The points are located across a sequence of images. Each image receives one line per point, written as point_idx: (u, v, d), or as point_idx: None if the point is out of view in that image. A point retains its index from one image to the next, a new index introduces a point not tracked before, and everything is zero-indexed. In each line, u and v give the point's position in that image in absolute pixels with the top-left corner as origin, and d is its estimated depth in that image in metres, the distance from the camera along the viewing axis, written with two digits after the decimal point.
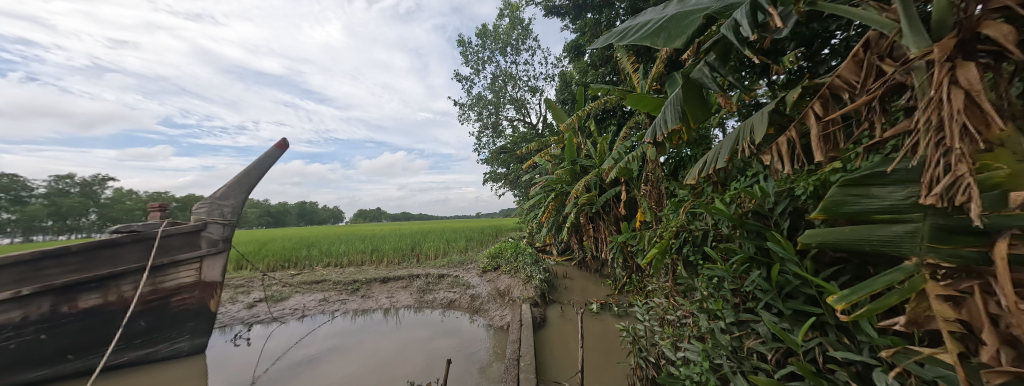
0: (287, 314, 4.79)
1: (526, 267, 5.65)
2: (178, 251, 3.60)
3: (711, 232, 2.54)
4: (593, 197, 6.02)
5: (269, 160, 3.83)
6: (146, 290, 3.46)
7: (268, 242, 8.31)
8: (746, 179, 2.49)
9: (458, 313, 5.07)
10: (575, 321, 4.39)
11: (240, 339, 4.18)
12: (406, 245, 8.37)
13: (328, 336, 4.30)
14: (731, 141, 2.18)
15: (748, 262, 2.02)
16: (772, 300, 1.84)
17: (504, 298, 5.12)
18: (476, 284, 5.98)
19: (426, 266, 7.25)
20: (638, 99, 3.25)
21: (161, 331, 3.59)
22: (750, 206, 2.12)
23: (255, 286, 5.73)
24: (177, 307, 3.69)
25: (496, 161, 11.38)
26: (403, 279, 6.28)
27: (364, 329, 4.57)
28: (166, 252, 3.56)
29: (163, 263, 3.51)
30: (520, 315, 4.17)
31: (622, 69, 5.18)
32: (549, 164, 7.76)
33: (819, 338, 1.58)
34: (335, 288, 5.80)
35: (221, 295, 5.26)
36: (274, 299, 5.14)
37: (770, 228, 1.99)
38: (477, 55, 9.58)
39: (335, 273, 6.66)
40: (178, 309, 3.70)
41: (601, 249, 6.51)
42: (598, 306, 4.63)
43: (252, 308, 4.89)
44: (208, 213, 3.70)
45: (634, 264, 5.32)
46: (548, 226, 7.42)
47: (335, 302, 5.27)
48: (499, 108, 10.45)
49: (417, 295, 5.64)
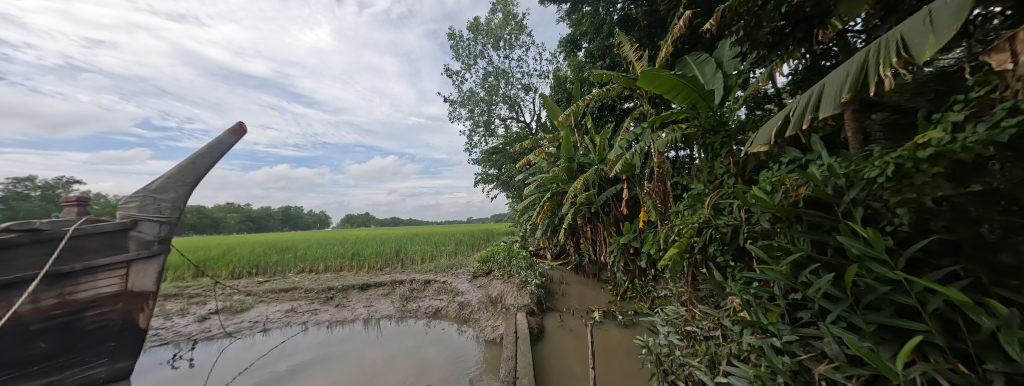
0: (244, 328, 4.11)
1: (520, 272, 5.18)
2: (95, 254, 2.86)
3: (743, 228, 2.15)
4: (592, 196, 5.61)
5: (220, 147, 3.26)
6: (48, 303, 2.73)
7: (236, 247, 7.57)
8: (783, 168, 2.19)
9: (446, 324, 4.51)
10: (576, 331, 3.93)
11: (179, 360, 3.42)
12: (390, 249, 7.77)
13: (292, 354, 3.63)
14: (846, 76, 1.95)
15: (806, 262, 1.61)
16: (844, 312, 1.43)
17: (496, 306, 4.61)
18: (466, 290, 5.44)
19: (411, 271, 6.67)
20: (654, 76, 2.84)
21: (69, 355, 2.86)
22: (802, 194, 1.73)
23: (212, 296, 5.05)
24: (94, 324, 2.96)
25: (488, 162, 10.94)
26: (385, 286, 5.70)
27: (339, 344, 3.92)
28: (80, 256, 2.82)
29: (73, 270, 2.77)
30: (516, 326, 3.66)
31: (624, 57, 4.83)
32: (544, 162, 7.32)
33: (926, 365, 1.18)
34: (306, 297, 5.16)
35: (170, 307, 4.57)
36: (232, 310, 4.48)
37: (836, 219, 1.57)
38: (468, 49, 9.13)
39: (309, 280, 6.02)
40: (94, 326, 2.96)
41: (600, 252, 6.08)
42: (601, 315, 4.18)
43: (203, 321, 4.18)
44: (140, 208, 2.91)
45: (636, 267, 4.97)
46: (542, 228, 6.99)
47: (303, 313, 4.61)
48: (491, 106, 10.03)
49: (399, 304, 5.06)
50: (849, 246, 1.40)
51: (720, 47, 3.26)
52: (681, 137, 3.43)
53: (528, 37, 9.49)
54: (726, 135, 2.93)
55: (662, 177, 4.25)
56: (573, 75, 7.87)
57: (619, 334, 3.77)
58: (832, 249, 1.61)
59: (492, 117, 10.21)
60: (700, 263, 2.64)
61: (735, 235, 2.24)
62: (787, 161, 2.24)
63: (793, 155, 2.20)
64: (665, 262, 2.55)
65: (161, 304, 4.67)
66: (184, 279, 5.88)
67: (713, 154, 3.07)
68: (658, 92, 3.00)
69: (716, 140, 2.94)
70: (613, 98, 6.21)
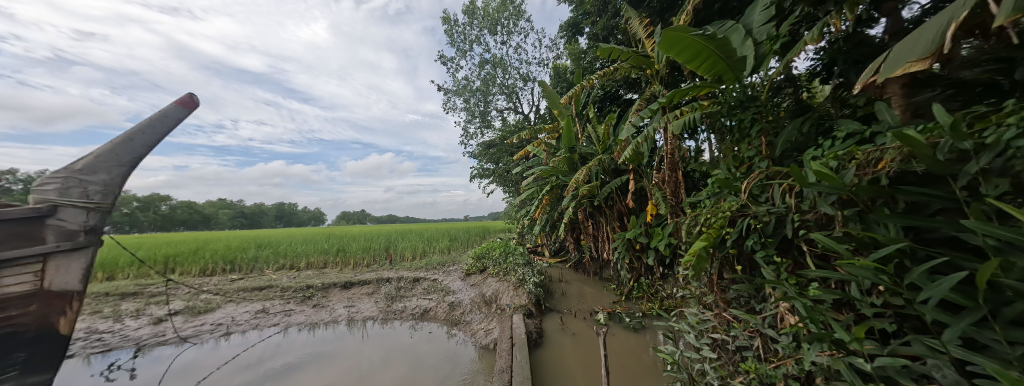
0: (204, 331, 3.59)
1: (517, 269, 4.77)
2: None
3: (791, 216, 1.73)
4: (595, 188, 5.19)
5: (166, 122, 2.77)
6: None
7: (210, 243, 7.06)
8: (840, 143, 1.78)
9: (433, 326, 4.03)
10: (579, 335, 3.53)
11: (115, 371, 2.86)
12: (378, 245, 7.31)
13: (265, 357, 3.21)
14: None
15: (900, 257, 1.20)
16: (972, 327, 1.01)
17: (490, 307, 4.18)
18: (458, 289, 5.00)
19: (399, 269, 6.22)
20: (676, 39, 2.40)
21: None
22: (888, 169, 1.31)
23: (176, 295, 4.57)
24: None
25: (484, 155, 10.45)
26: (370, 285, 5.25)
27: (316, 346, 3.48)
28: None
29: None
30: (512, 332, 3.21)
31: (633, 34, 4.39)
32: (543, 153, 6.87)
33: None
34: (281, 296, 4.69)
35: (124, 308, 4.07)
36: (194, 311, 3.99)
37: (950, 197, 1.14)
38: (464, 34, 8.61)
39: (287, 277, 5.55)
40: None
41: (602, 249, 5.68)
42: (607, 317, 3.79)
43: (158, 323, 3.67)
44: (60, 192, 2.40)
45: (643, 264, 4.60)
46: (541, 223, 6.56)
47: (275, 314, 4.13)
48: (488, 96, 9.57)
49: (383, 304, 4.57)
50: (985, 233, 0.98)
51: (751, 11, 2.81)
52: (703, 116, 2.99)
53: (527, 23, 9.00)
54: (756, 112, 2.52)
55: (673, 165, 3.86)
56: (573, 63, 7.46)
57: (627, 340, 3.38)
58: (937, 239, 1.19)
59: (488, 108, 9.74)
60: (729, 260, 2.23)
61: (778, 226, 1.83)
62: (843, 136, 1.83)
63: (850, 127, 1.80)
64: (687, 260, 2.14)
65: (116, 304, 4.19)
66: (148, 277, 5.37)
67: (740, 134, 2.66)
68: (680, 59, 2.56)
69: (746, 117, 2.53)
70: (617, 85, 5.79)
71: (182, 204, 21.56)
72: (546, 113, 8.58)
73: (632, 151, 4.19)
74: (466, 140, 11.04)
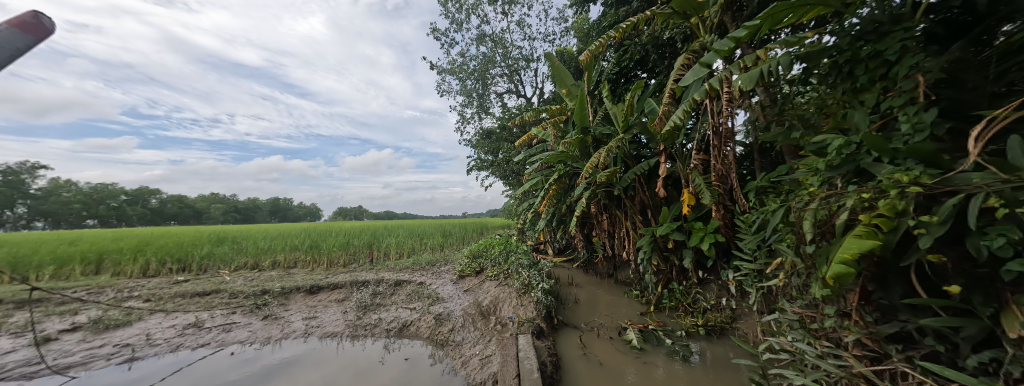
0: (98, 357, 2.61)
1: (522, 272, 3.90)
2: None
3: None
4: (615, 174, 4.25)
5: None
6: None
7: (159, 239, 6.08)
8: None
9: (414, 344, 3.04)
10: (607, 364, 2.62)
11: None
12: (358, 241, 6.38)
13: (206, 381, 2.38)
14: None
15: None
16: None
17: (488, 321, 3.27)
18: (448, 296, 4.07)
19: (380, 269, 5.31)
20: None
21: None
22: None
23: (94, 303, 3.64)
24: None
25: (482, 144, 9.53)
26: (342, 289, 4.35)
27: (270, 366, 2.61)
28: None
29: None
30: (518, 366, 2.27)
31: None
32: (548, 137, 5.89)
33: None
34: (229, 304, 3.77)
35: (13, 321, 3.13)
36: (98, 325, 3.04)
37: None
38: (461, 2, 7.61)
39: (242, 280, 4.64)
40: None
41: (619, 247, 4.76)
42: (640, 338, 2.90)
43: (41, 344, 2.72)
44: None
45: (676, 267, 3.72)
46: (546, 218, 5.63)
47: (210, 329, 3.18)
48: (486, 75, 8.61)
49: (352, 316, 3.60)
50: None
51: None
52: (796, 57, 2.13)
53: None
54: (906, 37, 1.62)
55: (721, 144, 3.10)
56: (582, 37, 6.54)
57: (674, 374, 2.49)
58: None
59: (486, 91, 8.81)
60: (887, 272, 1.33)
61: None
62: None
63: None
64: (834, 274, 1.22)
65: (4, 316, 3.24)
66: (68, 279, 4.40)
67: (870, 77, 1.74)
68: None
69: (888, 47, 1.65)
70: (639, 54, 4.89)
71: (167, 198, 20.61)
72: (551, 95, 7.67)
73: (682, 116, 3.00)
74: (462, 127, 10.07)
